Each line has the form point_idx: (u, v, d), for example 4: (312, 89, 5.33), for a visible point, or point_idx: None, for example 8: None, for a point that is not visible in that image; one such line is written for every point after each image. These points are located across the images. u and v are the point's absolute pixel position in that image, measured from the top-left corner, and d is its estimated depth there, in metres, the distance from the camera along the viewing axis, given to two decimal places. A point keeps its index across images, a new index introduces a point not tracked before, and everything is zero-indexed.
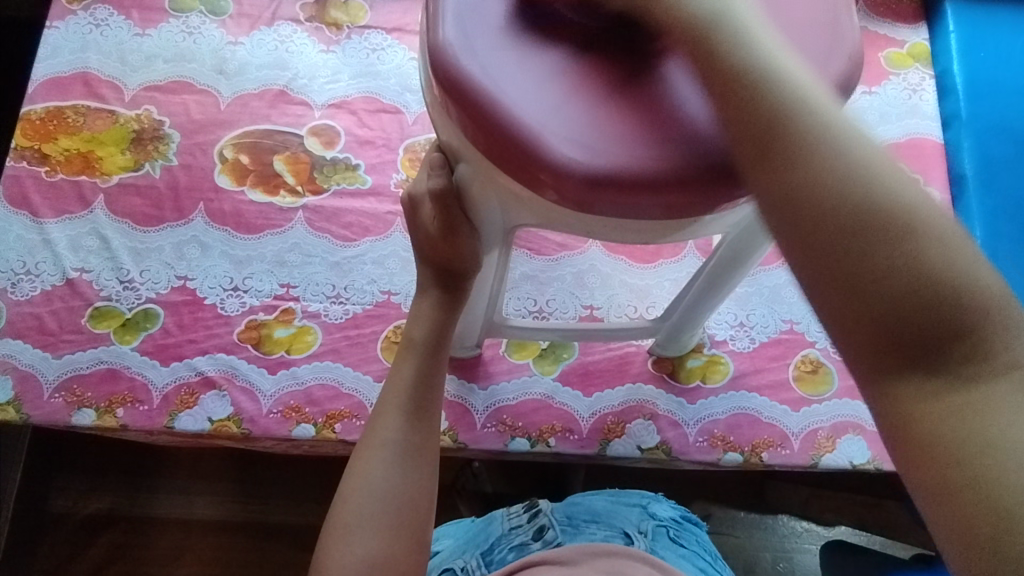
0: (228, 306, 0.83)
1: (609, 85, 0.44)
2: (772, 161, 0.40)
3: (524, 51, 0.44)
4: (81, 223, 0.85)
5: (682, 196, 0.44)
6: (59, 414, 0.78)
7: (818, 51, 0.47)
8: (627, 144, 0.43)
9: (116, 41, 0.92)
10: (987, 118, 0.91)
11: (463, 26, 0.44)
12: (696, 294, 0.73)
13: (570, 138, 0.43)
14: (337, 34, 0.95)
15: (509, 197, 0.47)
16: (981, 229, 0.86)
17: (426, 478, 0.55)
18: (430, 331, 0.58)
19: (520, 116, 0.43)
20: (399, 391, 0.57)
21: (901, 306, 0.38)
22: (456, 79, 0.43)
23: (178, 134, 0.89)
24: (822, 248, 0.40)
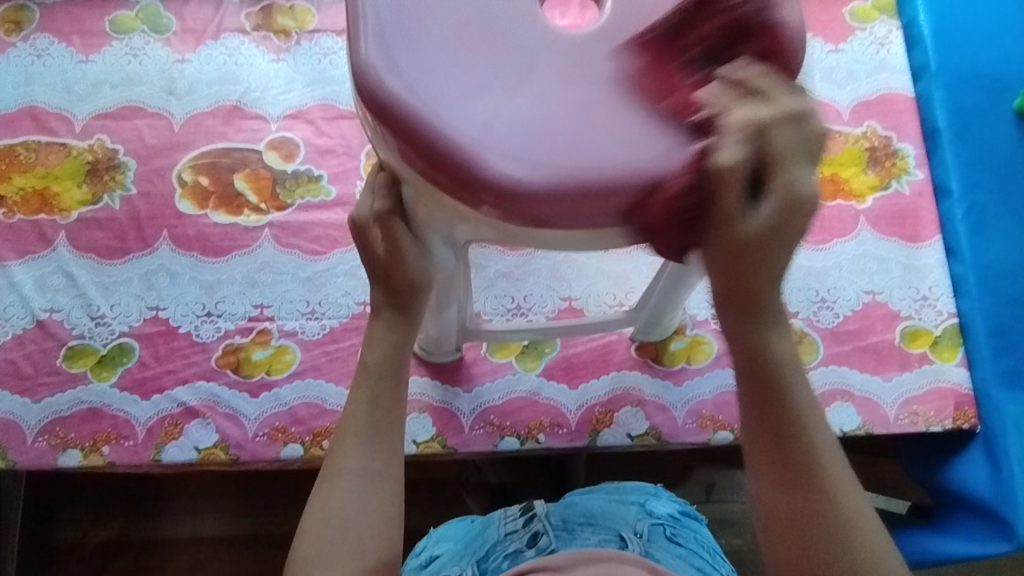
0: (203, 333, 0.82)
1: (543, 91, 0.43)
2: (778, 429, 0.51)
3: (455, 65, 0.42)
4: (46, 262, 0.84)
5: (628, 202, 0.43)
6: (45, 458, 0.78)
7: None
8: (569, 156, 0.42)
9: (59, 70, 0.90)
10: (957, 67, 0.89)
11: (385, 44, 0.42)
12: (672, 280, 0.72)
13: (507, 155, 0.41)
14: (286, 41, 0.92)
15: (454, 216, 0.45)
16: (958, 182, 0.86)
17: (390, 506, 0.54)
18: (385, 355, 0.57)
19: (455, 136, 0.41)
20: (358, 415, 0.56)
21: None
22: (385, 102, 0.42)
23: (134, 161, 0.87)
24: (784, 507, 0.51)
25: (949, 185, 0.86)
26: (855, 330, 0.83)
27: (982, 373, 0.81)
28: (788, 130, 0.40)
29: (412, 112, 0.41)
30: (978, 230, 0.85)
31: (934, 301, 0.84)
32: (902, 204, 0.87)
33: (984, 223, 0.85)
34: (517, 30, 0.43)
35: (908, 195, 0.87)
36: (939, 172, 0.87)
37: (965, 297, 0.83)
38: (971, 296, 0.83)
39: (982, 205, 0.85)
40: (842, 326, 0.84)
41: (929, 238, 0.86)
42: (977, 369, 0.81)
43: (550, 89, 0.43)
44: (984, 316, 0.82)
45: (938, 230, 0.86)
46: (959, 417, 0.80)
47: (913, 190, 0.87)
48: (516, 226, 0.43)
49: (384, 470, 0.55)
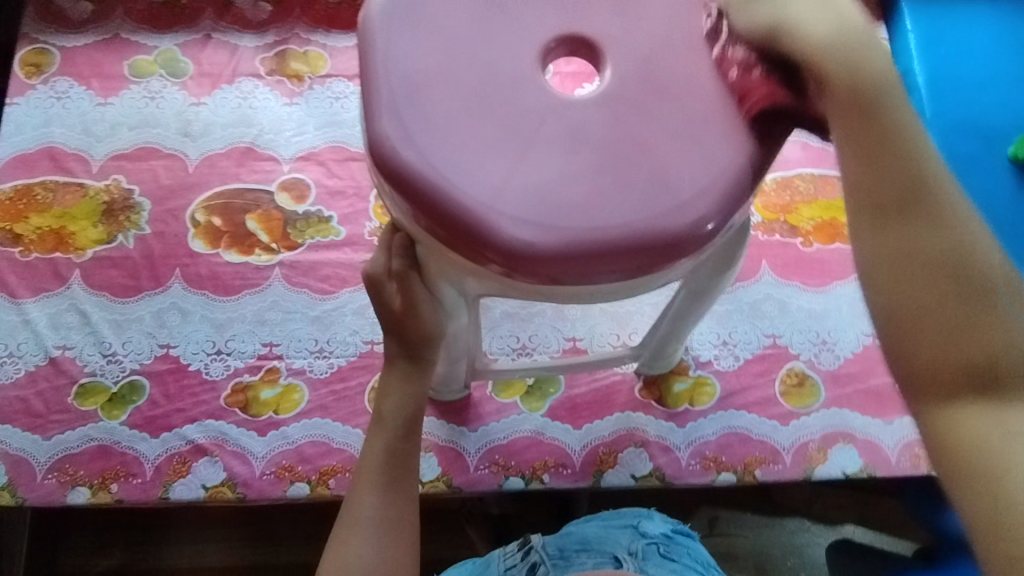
0: (213, 371, 0.84)
1: (549, 156, 0.44)
2: (903, 218, 0.42)
3: (464, 133, 0.44)
4: (60, 300, 0.85)
5: (632, 262, 0.44)
6: (54, 495, 0.79)
7: (750, 94, 0.47)
8: (575, 218, 0.44)
9: (78, 112, 0.92)
10: (952, 115, 0.91)
11: (398, 114, 0.44)
12: (676, 322, 0.73)
13: (517, 218, 0.43)
14: (299, 85, 0.95)
15: (466, 274, 0.47)
16: None
17: (408, 552, 0.55)
18: (400, 403, 0.58)
19: (465, 200, 0.43)
20: (374, 464, 0.57)
21: (903, 220, 0.42)
22: (399, 170, 0.44)
23: (149, 201, 0.89)
24: (890, 250, 0.42)
25: None
26: (855, 372, 0.85)
27: None
28: None
29: (424, 178, 0.43)
30: None
31: None
32: None
33: None
34: (522, 98, 0.45)
35: None
36: None
37: None
38: None
39: None
40: (843, 368, 0.85)
41: None
42: None
43: (555, 155, 0.44)
44: None
45: None
46: None
47: None
48: (528, 283, 0.45)
49: (401, 516, 0.56)
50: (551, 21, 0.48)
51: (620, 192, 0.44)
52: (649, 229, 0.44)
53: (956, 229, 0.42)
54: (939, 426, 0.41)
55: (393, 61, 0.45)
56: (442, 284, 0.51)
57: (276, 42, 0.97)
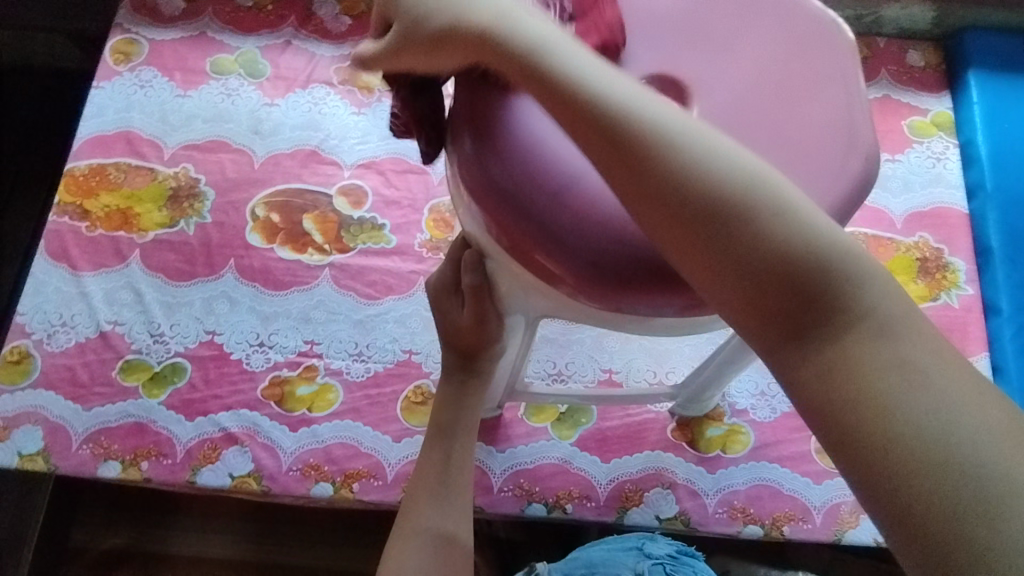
0: (254, 362, 0.85)
1: None
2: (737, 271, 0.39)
3: (549, 156, 0.46)
4: (117, 276, 0.88)
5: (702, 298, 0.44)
6: (86, 466, 0.80)
7: (835, 142, 0.46)
8: (653, 248, 0.44)
9: (158, 101, 0.97)
10: (1011, 190, 0.91)
11: (487, 132, 0.46)
12: (719, 365, 0.73)
13: (594, 243, 0.44)
14: (368, 97, 0.99)
15: (534, 291, 0.48)
16: (1008, 302, 0.86)
17: (462, 563, 0.57)
18: (457, 415, 0.61)
19: (542, 221, 0.44)
20: (431, 476, 0.59)
21: (683, 201, 0.38)
22: (483, 186, 0.45)
23: (213, 191, 0.93)
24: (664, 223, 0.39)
25: (998, 304, 0.86)
26: None
27: None
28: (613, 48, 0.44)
29: (505, 197, 0.45)
30: None
31: None
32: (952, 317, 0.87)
33: None
34: None
35: (958, 309, 0.87)
36: (989, 291, 0.88)
37: None
38: None
39: None
40: None
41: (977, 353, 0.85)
42: None
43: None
44: None
45: (986, 347, 0.86)
46: None
47: (962, 304, 0.88)
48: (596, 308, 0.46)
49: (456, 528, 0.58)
50: (643, 60, 0.49)
51: None
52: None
53: (724, 186, 0.38)
54: (814, 385, 0.38)
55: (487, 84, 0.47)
56: (508, 300, 0.52)
57: (351, 54, 1.01)
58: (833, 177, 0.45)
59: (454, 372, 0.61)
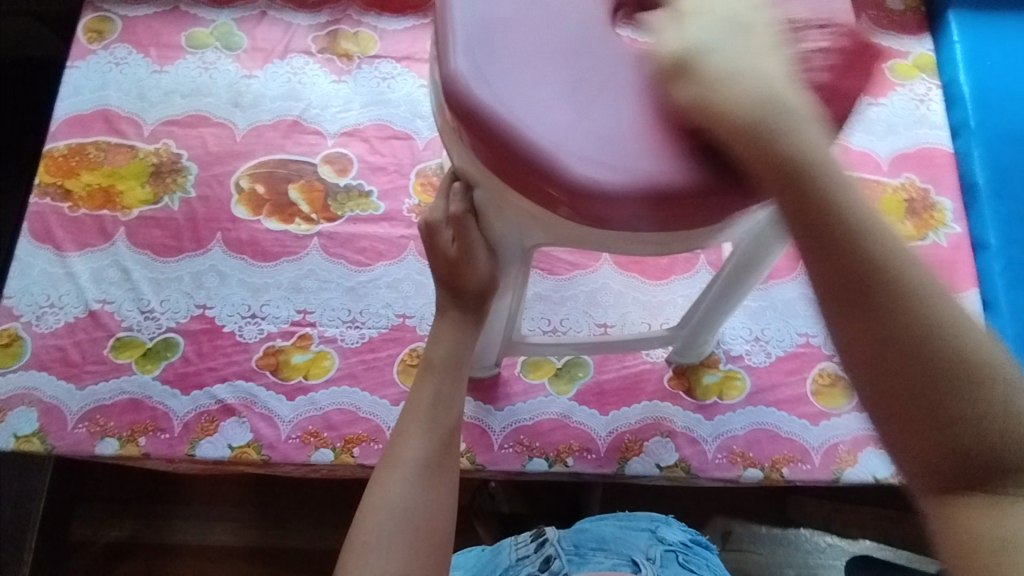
0: (247, 333, 0.85)
1: (618, 102, 0.46)
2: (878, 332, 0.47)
3: (537, 74, 0.46)
4: (103, 255, 0.87)
5: (688, 208, 0.46)
6: (83, 444, 0.79)
7: (820, 51, 0.49)
8: (643, 162, 0.45)
9: (135, 78, 0.95)
10: (996, 126, 0.91)
11: (474, 55, 0.46)
12: (712, 303, 0.73)
13: (586, 158, 0.45)
14: (348, 64, 0.97)
15: (526, 217, 0.49)
16: (996, 238, 0.87)
17: (446, 496, 0.57)
18: (449, 352, 0.61)
19: (538, 141, 0.45)
20: (420, 408, 0.59)
21: (861, 305, 0.47)
22: (471, 108, 0.46)
23: (195, 166, 0.92)
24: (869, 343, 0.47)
25: (986, 240, 0.87)
26: None
27: None
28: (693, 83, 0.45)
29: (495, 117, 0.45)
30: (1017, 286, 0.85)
31: None
32: (940, 255, 0.88)
33: None
34: (593, 47, 0.47)
35: (946, 247, 0.88)
36: (977, 228, 0.88)
37: None
38: None
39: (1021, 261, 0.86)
40: None
41: (967, 291, 0.86)
42: None
43: (624, 102, 0.46)
44: None
45: (976, 284, 0.87)
46: None
47: (950, 243, 0.88)
48: (586, 227, 0.47)
49: (443, 462, 0.58)
50: None
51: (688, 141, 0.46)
52: (710, 179, 0.46)
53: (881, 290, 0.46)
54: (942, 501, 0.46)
55: (469, 5, 0.48)
56: (500, 229, 0.53)
57: (328, 22, 0.99)
58: (814, 87, 0.48)
59: (449, 312, 0.62)
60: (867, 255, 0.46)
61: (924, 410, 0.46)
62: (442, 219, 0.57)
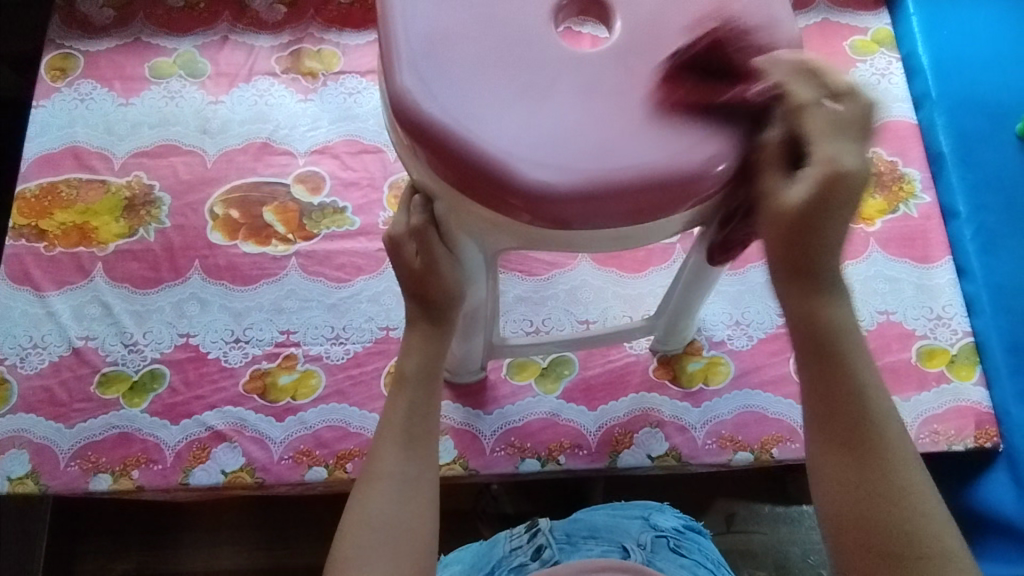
0: (232, 358, 0.85)
1: (564, 104, 0.47)
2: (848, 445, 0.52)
3: (480, 83, 0.47)
4: (83, 292, 0.87)
5: (643, 201, 0.47)
6: (76, 482, 0.80)
7: (758, 38, 0.50)
8: (592, 160, 0.46)
9: (101, 113, 0.95)
10: (957, 94, 0.92)
11: (419, 71, 0.47)
12: (685, 289, 0.74)
13: (535, 162, 0.46)
14: (313, 83, 0.98)
15: (486, 224, 0.50)
16: (965, 204, 0.88)
17: (427, 509, 0.56)
18: (421, 364, 0.60)
19: (487, 150, 0.46)
20: (396, 423, 0.59)
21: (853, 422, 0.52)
22: (420, 124, 0.47)
23: (168, 196, 0.92)
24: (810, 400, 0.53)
25: (956, 207, 0.88)
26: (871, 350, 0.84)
27: (1001, 391, 0.81)
28: (818, 113, 0.47)
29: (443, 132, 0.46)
30: (988, 250, 0.86)
31: (949, 321, 0.85)
32: (911, 227, 0.89)
33: (993, 244, 0.86)
34: (535, 52, 0.48)
35: (917, 218, 0.89)
36: (946, 195, 0.89)
37: (979, 316, 0.84)
38: (985, 315, 0.84)
39: (990, 226, 0.87)
40: None
41: (940, 259, 0.87)
42: (996, 388, 0.82)
43: (569, 100, 0.47)
44: (999, 334, 0.83)
45: (949, 252, 0.88)
46: (980, 436, 0.80)
47: (921, 213, 0.90)
48: (543, 228, 0.48)
49: (422, 474, 0.57)
50: None
51: (637, 134, 0.47)
52: (661, 169, 0.47)
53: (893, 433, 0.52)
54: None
55: (410, 21, 0.49)
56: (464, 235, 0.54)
57: (291, 42, 1.00)
58: (753, 73, 0.49)
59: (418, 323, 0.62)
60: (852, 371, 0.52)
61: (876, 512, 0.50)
62: (405, 232, 0.57)
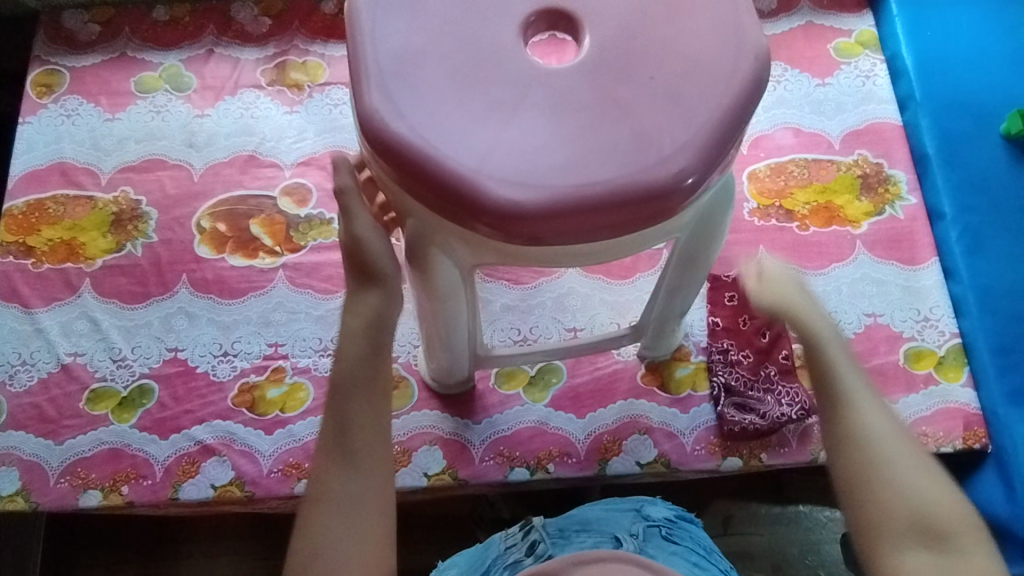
0: (220, 372, 0.85)
1: (533, 120, 0.48)
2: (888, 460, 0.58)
3: (448, 100, 0.48)
4: (71, 308, 0.87)
5: (614, 215, 0.47)
6: (66, 498, 0.80)
7: (727, 49, 0.50)
8: (562, 176, 0.47)
9: (88, 128, 0.96)
10: (941, 96, 0.92)
11: (386, 89, 0.48)
12: (665, 299, 0.74)
13: (504, 179, 0.46)
14: (299, 94, 0.98)
15: (459, 240, 0.50)
16: (950, 205, 0.88)
17: (376, 518, 0.56)
18: (355, 369, 0.60)
19: (456, 167, 0.46)
20: (333, 439, 0.58)
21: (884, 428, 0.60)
22: (389, 140, 0.47)
23: (155, 210, 0.92)
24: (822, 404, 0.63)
25: (941, 209, 0.88)
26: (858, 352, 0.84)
27: (989, 393, 0.81)
28: (784, 282, 0.68)
29: (412, 150, 0.47)
30: (974, 252, 0.86)
31: (936, 323, 0.85)
32: (897, 228, 0.89)
33: (980, 245, 0.86)
34: (504, 68, 0.49)
35: (903, 220, 0.89)
36: (931, 197, 0.89)
37: (967, 317, 0.84)
38: (972, 316, 0.84)
39: (976, 227, 0.87)
40: None
41: (926, 261, 0.88)
42: (984, 390, 0.81)
43: (536, 117, 0.48)
44: (987, 335, 0.83)
45: (935, 253, 0.88)
46: (969, 437, 0.80)
47: (907, 215, 0.90)
48: (516, 245, 0.48)
49: (366, 485, 0.57)
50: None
51: (607, 149, 0.47)
52: (631, 182, 0.47)
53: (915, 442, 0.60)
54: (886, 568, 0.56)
55: (379, 39, 0.50)
56: (438, 255, 0.54)
57: (276, 54, 1.00)
58: (723, 85, 0.49)
59: (383, 340, 0.62)
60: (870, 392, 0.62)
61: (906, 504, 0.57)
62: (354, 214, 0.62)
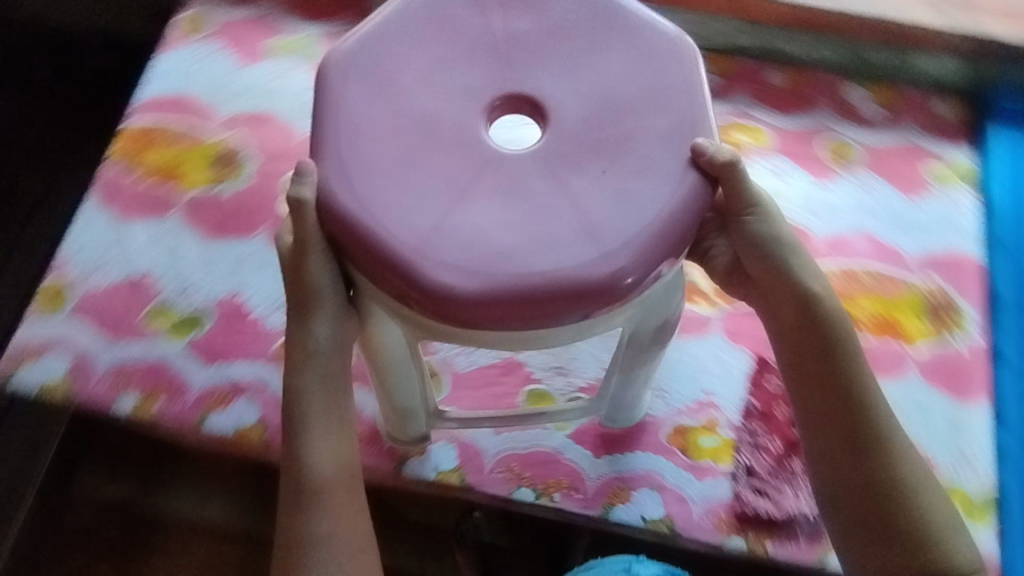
0: (273, 321, 0.89)
1: (480, 206, 0.55)
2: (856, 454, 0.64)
3: (365, 156, 0.56)
4: (158, 227, 0.93)
5: (548, 307, 0.54)
6: (103, 397, 0.84)
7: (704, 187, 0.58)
8: (501, 267, 0.54)
9: (218, 71, 1.03)
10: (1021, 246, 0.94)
11: (322, 135, 0.57)
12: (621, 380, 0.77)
13: (454, 263, 0.54)
14: None
15: (386, 307, 0.57)
16: (1010, 353, 0.88)
17: (356, 504, 0.62)
18: (325, 359, 0.63)
19: (376, 233, 0.54)
20: (316, 420, 0.63)
21: (856, 429, 0.64)
22: (323, 192, 0.56)
23: (256, 159, 0.98)
24: (842, 462, 0.64)
25: (1000, 354, 0.88)
26: None
27: (1011, 547, 0.80)
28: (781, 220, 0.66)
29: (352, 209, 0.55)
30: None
31: (973, 462, 0.84)
32: (954, 360, 0.88)
33: None
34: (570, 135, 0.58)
35: (963, 354, 0.89)
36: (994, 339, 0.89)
37: (1005, 467, 0.84)
38: (1011, 467, 0.83)
39: None
40: None
41: (978, 399, 0.86)
42: (1007, 543, 0.80)
43: (395, 182, 0.55)
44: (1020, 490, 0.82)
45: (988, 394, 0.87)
46: None
47: (968, 350, 0.89)
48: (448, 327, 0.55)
49: (344, 465, 0.63)
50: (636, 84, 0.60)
51: (548, 251, 0.55)
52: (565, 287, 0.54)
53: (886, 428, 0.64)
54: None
55: (336, 82, 0.59)
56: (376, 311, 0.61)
57: None
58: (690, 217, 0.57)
59: (359, 340, 0.65)
60: (856, 386, 0.65)
61: (884, 506, 0.63)
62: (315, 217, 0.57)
